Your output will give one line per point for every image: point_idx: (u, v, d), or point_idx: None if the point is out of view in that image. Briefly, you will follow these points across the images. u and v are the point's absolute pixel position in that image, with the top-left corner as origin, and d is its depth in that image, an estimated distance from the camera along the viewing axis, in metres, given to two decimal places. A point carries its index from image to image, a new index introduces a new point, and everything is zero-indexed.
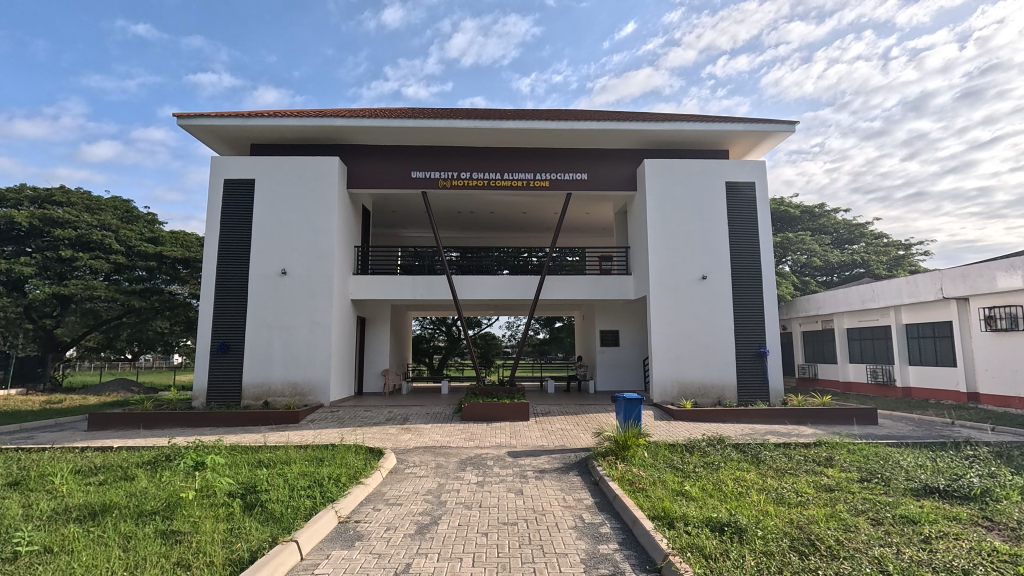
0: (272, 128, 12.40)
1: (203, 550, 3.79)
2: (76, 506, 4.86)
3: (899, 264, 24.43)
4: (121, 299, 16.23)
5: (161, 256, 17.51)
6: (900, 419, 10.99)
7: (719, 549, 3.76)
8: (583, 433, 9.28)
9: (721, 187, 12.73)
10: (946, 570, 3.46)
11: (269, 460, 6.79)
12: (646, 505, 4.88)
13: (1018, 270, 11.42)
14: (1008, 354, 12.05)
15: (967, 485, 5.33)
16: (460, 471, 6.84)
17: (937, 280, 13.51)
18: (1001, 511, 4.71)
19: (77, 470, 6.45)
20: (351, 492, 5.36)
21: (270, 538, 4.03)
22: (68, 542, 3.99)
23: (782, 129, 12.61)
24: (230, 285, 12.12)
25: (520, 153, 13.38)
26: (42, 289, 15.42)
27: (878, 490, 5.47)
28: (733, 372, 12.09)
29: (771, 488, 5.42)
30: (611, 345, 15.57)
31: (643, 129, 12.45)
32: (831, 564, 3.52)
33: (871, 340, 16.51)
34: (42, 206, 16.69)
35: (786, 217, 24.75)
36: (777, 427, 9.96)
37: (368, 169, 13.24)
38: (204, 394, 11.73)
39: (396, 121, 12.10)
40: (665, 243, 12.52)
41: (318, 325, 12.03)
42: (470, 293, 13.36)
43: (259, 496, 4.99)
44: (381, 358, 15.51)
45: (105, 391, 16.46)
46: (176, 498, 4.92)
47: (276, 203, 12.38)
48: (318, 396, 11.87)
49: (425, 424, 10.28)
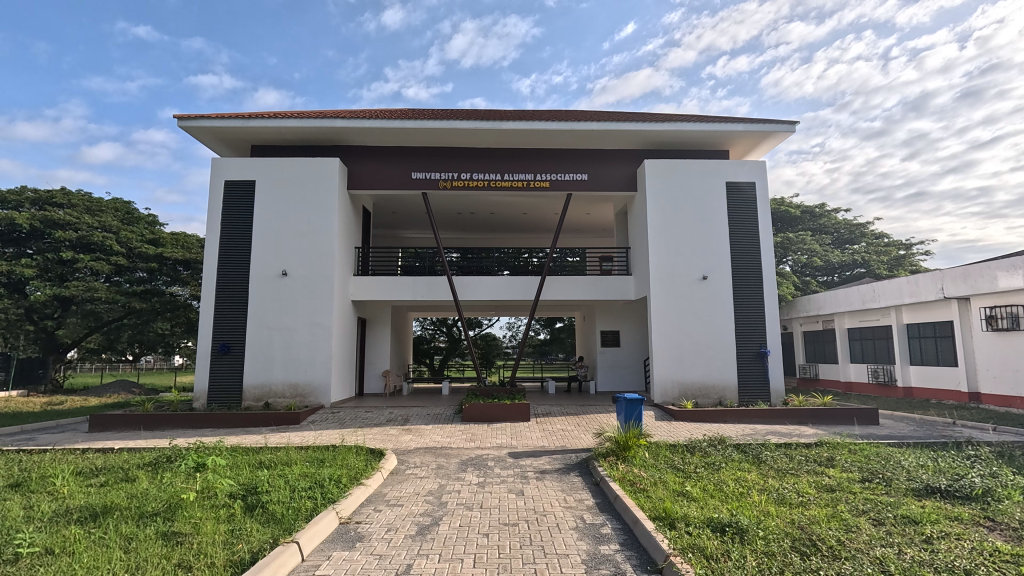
0: (272, 130, 12.41)
1: (204, 552, 3.79)
2: (76, 507, 4.86)
3: (900, 264, 24.41)
4: (122, 301, 16.23)
5: (162, 257, 17.52)
6: (901, 419, 10.97)
7: (720, 550, 3.75)
8: (583, 433, 9.28)
9: (722, 187, 12.73)
10: (948, 570, 3.45)
11: (270, 460, 6.79)
12: (647, 506, 4.87)
13: (1019, 270, 11.41)
14: (1009, 353, 12.04)
15: (969, 486, 5.31)
16: (460, 472, 6.84)
17: (938, 280, 13.51)
18: (1002, 511, 4.70)
19: (78, 471, 6.46)
20: (352, 494, 5.36)
21: (271, 539, 4.03)
22: (69, 543, 3.99)
23: (783, 129, 12.61)
24: (231, 287, 12.12)
25: (520, 154, 13.38)
26: (43, 291, 15.43)
27: (879, 490, 5.46)
28: (733, 372, 12.08)
29: (772, 488, 5.42)
30: (611, 346, 15.56)
31: (643, 129, 12.45)
32: (832, 565, 3.51)
33: (872, 340, 16.50)
34: (43, 208, 16.71)
35: (786, 217, 24.74)
36: (777, 427, 9.95)
37: (369, 170, 13.25)
38: (204, 395, 11.74)
39: (396, 122, 12.11)
40: (665, 243, 12.51)
41: (318, 326, 12.04)
42: (470, 294, 13.37)
43: (259, 497, 4.99)
44: (382, 359, 15.51)
45: (106, 392, 16.48)
46: (177, 499, 4.92)
47: (277, 204, 12.39)
48: (319, 397, 11.87)
49: (426, 425, 10.28)
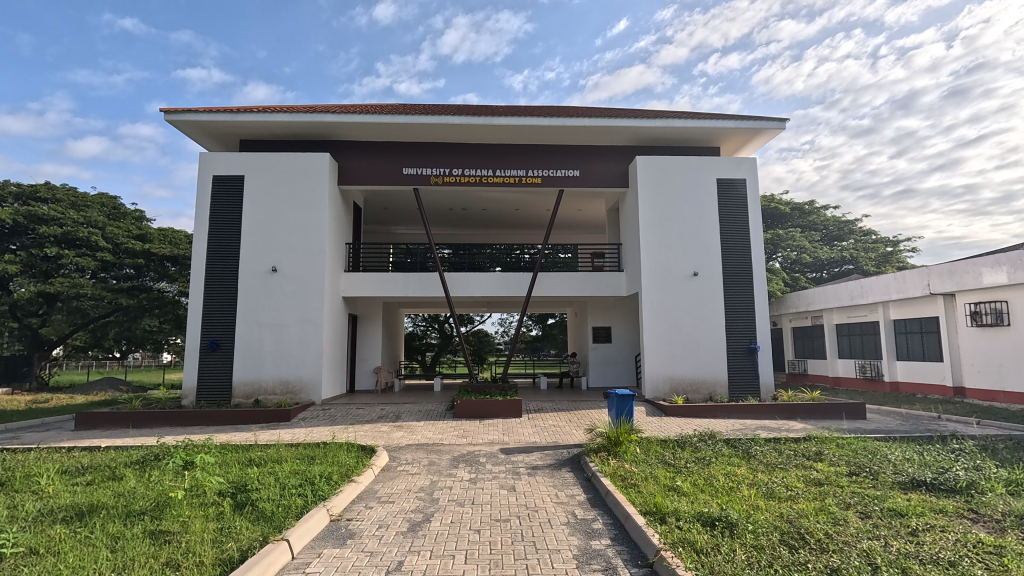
0: (261, 124, 12.28)
1: (192, 551, 3.75)
2: (61, 507, 4.79)
3: (887, 261, 24.73)
4: (109, 297, 16.08)
5: (149, 253, 17.30)
6: (887, 414, 11.12)
7: (710, 544, 3.79)
8: (574, 429, 9.31)
9: (713, 184, 12.78)
10: (934, 562, 3.50)
11: (259, 458, 6.73)
12: (638, 501, 4.90)
13: (1003, 266, 11.60)
14: (993, 349, 12.22)
15: (953, 479, 5.43)
16: (452, 468, 6.82)
17: (925, 276, 13.73)
18: (986, 503, 4.77)
19: (63, 470, 6.36)
20: (342, 491, 5.32)
21: (260, 537, 3.99)
22: (54, 543, 3.93)
23: (773, 127, 12.71)
24: (221, 283, 12.00)
25: (512, 151, 13.33)
26: (28, 287, 15.19)
27: (866, 484, 5.53)
28: (724, 368, 12.16)
29: (762, 482, 5.47)
30: (603, 342, 15.62)
31: (635, 126, 12.49)
32: (821, 557, 3.56)
33: (860, 336, 16.71)
34: (26, 203, 16.44)
35: (776, 214, 24.89)
36: (767, 422, 10.04)
37: (360, 165, 13.15)
38: (193, 393, 11.63)
39: (387, 117, 12.03)
40: (657, 239, 12.53)
41: (308, 322, 11.95)
42: (462, 290, 13.34)
43: (249, 495, 4.96)
44: (373, 356, 15.44)
45: (93, 390, 16.31)
46: (165, 497, 4.86)
47: (267, 199, 12.27)
48: (310, 394, 11.79)
49: (418, 421, 10.24)
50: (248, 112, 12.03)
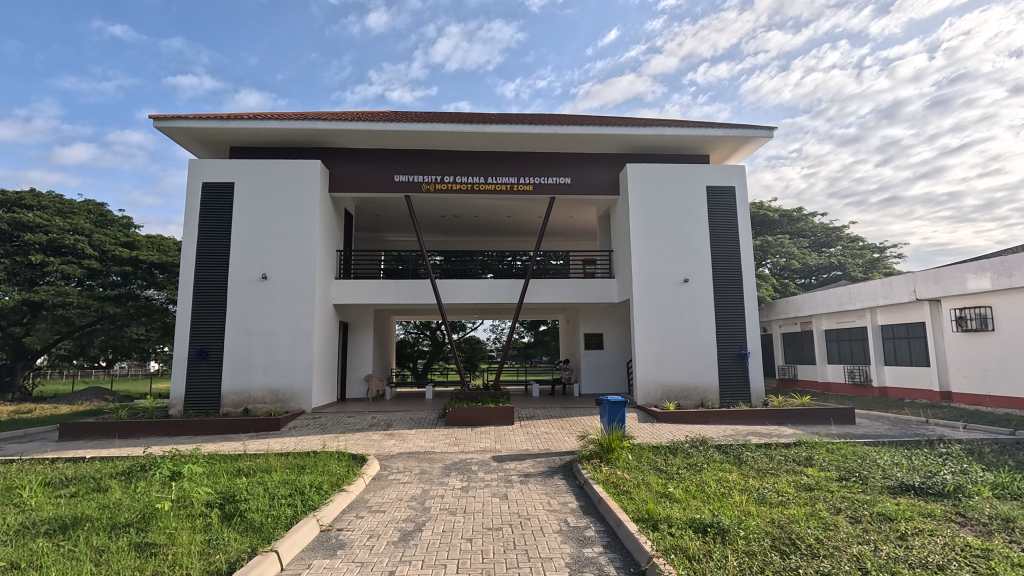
0: (251, 131, 12.22)
1: (179, 562, 3.71)
2: (45, 519, 4.70)
3: (874, 268, 25.11)
4: (95, 305, 15.86)
5: (137, 260, 17.10)
6: (876, 419, 11.23)
7: (703, 551, 3.78)
8: (567, 436, 9.32)
9: (704, 192, 12.89)
10: (922, 566, 3.51)
11: (248, 467, 6.67)
12: (630, 508, 4.88)
13: (987, 272, 11.79)
14: (979, 353, 12.37)
15: (941, 483, 5.48)
16: (444, 476, 6.80)
17: (911, 282, 13.89)
18: (973, 506, 4.83)
19: (47, 481, 6.25)
20: (333, 500, 5.28)
21: (249, 549, 3.93)
22: (36, 557, 3.84)
23: (762, 135, 12.85)
24: (209, 291, 11.88)
25: (504, 158, 13.39)
26: (12, 295, 14.99)
27: (855, 488, 5.57)
28: (715, 374, 12.23)
29: (753, 488, 5.49)
30: (595, 348, 15.66)
31: (626, 134, 12.57)
32: (811, 563, 3.56)
33: (849, 342, 16.88)
34: (11, 209, 16.20)
35: (765, 221, 25.17)
36: (758, 428, 10.06)
37: (351, 172, 13.13)
38: (181, 402, 11.49)
39: (378, 123, 12.01)
40: (648, 245, 12.62)
41: (300, 329, 11.87)
42: (453, 297, 13.24)
43: (237, 506, 4.90)
44: (364, 364, 15.34)
45: (77, 399, 16.08)
46: (151, 509, 4.79)
47: (257, 206, 12.19)
48: (299, 403, 11.67)
49: (409, 429, 10.19)
50: (239, 119, 11.97)
